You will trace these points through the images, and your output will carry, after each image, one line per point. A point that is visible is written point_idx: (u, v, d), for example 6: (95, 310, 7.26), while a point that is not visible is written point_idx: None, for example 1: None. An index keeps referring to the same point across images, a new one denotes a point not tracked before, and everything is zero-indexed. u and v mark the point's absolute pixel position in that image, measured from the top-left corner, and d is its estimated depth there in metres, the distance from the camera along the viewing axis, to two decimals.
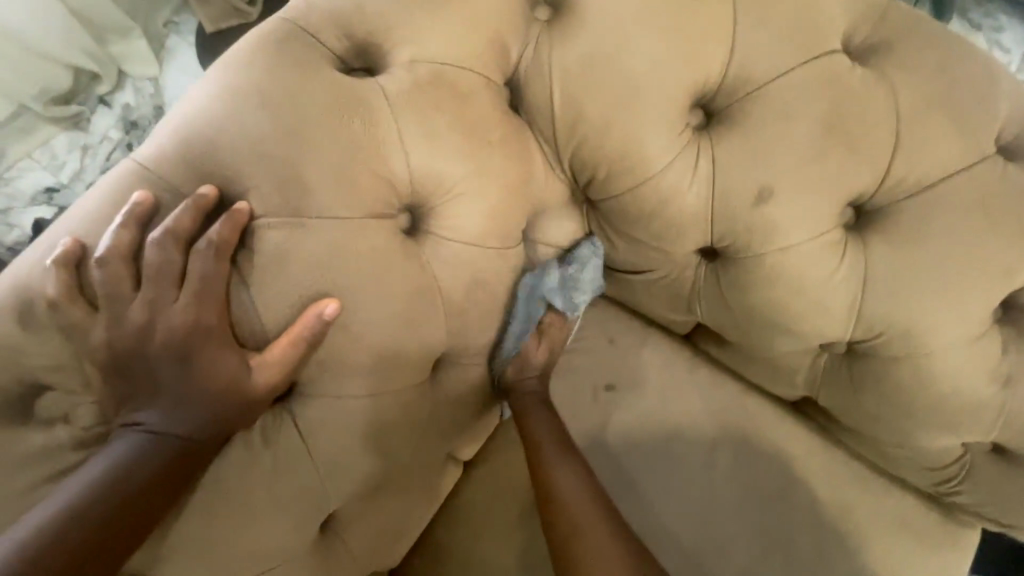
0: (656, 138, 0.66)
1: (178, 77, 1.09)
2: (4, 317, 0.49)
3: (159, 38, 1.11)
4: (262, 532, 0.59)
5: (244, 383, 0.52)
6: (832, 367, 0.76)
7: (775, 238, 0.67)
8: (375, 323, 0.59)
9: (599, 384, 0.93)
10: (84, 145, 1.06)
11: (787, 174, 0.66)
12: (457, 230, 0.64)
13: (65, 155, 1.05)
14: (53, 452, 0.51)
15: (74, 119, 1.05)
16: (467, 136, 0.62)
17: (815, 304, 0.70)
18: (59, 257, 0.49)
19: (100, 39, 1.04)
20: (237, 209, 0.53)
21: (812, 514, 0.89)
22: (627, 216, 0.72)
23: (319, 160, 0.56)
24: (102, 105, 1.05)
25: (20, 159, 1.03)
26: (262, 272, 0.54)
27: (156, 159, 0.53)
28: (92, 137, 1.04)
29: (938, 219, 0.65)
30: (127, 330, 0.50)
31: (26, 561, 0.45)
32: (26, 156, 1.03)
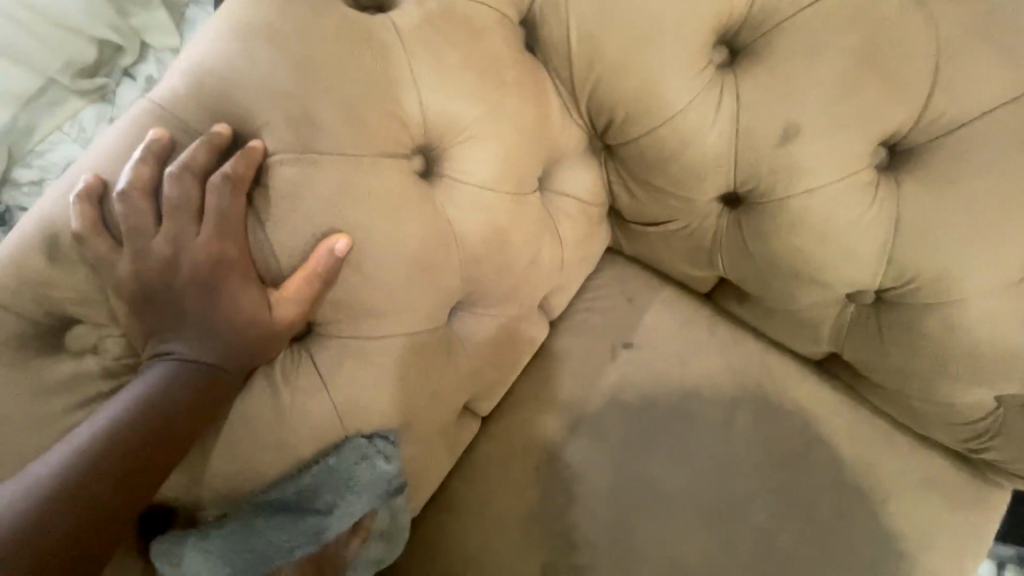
0: (677, 75, 0.64)
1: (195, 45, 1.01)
2: (32, 250, 0.50)
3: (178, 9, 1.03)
4: (284, 467, 0.61)
5: (263, 317, 0.53)
6: (858, 319, 0.74)
7: (802, 179, 0.65)
8: (389, 263, 0.59)
9: (616, 341, 0.93)
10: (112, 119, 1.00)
11: (816, 109, 0.62)
12: (471, 173, 0.63)
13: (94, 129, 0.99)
14: (84, 381, 0.52)
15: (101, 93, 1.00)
16: (480, 74, 0.61)
17: (842, 251, 0.67)
18: (81, 192, 0.50)
19: (122, 9, 0.98)
20: (250, 147, 0.53)
21: (833, 472, 0.87)
22: (646, 160, 0.70)
23: (331, 96, 0.55)
24: (128, 79, 1.00)
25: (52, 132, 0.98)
26: (277, 208, 0.54)
27: (172, 97, 0.53)
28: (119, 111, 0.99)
29: (980, 155, 0.61)
30: (150, 263, 0.50)
31: (70, 479, 0.48)
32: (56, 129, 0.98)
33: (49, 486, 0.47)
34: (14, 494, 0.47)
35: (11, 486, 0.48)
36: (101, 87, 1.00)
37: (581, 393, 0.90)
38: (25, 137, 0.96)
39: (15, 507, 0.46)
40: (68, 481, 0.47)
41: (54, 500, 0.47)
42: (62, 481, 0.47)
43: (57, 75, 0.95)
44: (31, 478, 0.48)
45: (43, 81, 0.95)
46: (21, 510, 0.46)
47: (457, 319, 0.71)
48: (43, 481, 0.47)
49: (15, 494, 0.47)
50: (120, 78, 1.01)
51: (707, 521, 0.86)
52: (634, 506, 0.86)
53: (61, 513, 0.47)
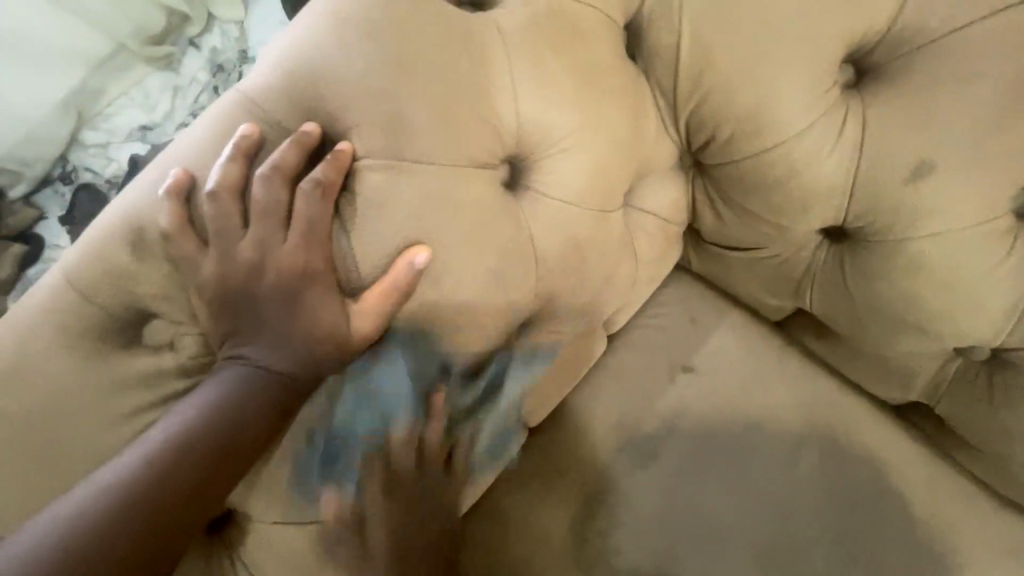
0: (796, 95, 0.58)
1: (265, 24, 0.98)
2: (118, 242, 0.49)
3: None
4: (342, 479, 0.58)
5: (342, 329, 0.51)
6: (965, 375, 0.68)
7: (927, 220, 0.58)
8: (469, 278, 0.56)
9: (676, 362, 0.88)
10: (176, 87, 0.98)
11: (956, 146, 0.56)
12: (559, 186, 0.59)
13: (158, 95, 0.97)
14: (160, 377, 0.51)
15: (168, 61, 0.98)
16: (581, 83, 0.57)
17: (965, 302, 0.61)
18: (170, 187, 0.48)
19: None
20: (339, 150, 0.50)
21: (903, 527, 0.80)
22: (744, 184, 0.65)
23: (426, 99, 0.52)
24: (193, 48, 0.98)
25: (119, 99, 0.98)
26: (363, 215, 0.51)
27: (262, 91, 0.51)
28: (182, 79, 0.97)
29: None
30: (236, 266, 0.49)
31: (140, 487, 0.47)
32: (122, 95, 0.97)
33: (119, 493, 0.46)
34: (82, 498, 0.46)
35: (79, 490, 0.47)
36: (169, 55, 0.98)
37: (637, 416, 0.86)
38: (92, 103, 0.96)
39: (84, 515, 0.45)
40: (136, 490, 0.47)
41: (123, 510, 0.46)
42: (133, 489, 0.47)
43: (126, 39, 0.94)
44: (100, 481, 0.47)
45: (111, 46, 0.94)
46: (93, 516, 0.46)
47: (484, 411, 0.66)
48: (113, 488, 0.46)
49: (84, 500, 0.46)
50: (185, 48, 0.99)
51: (763, 566, 0.80)
52: (682, 541, 0.81)
53: (129, 524, 0.46)
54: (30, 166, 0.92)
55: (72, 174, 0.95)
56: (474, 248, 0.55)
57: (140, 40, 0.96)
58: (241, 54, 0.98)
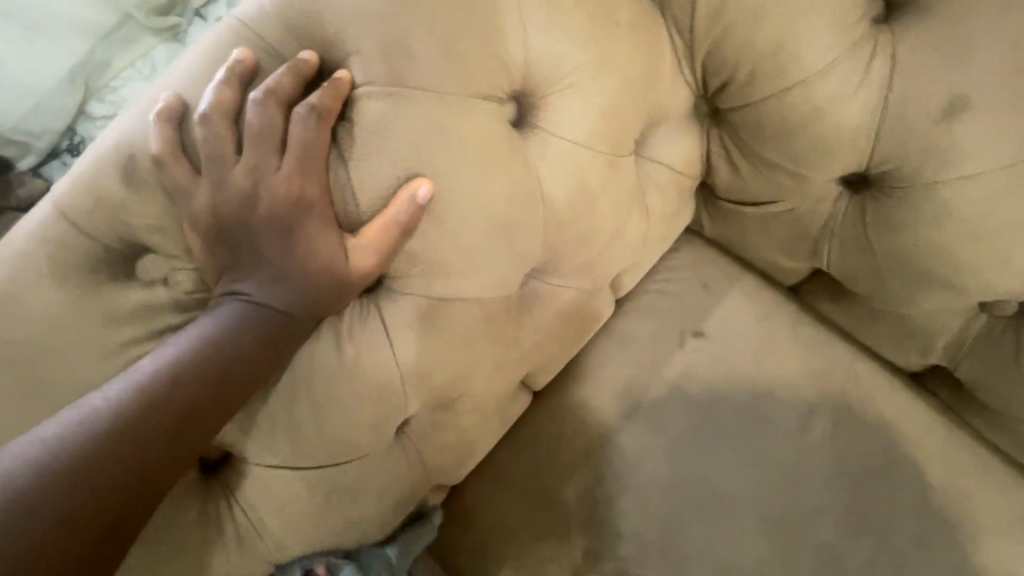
0: (821, 29, 0.55)
1: None
2: (110, 171, 0.47)
3: None
4: (342, 425, 0.57)
5: (340, 265, 0.49)
6: (990, 334, 0.66)
7: (957, 163, 0.55)
8: (473, 218, 0.54)
9: (686, 327, 0.85)
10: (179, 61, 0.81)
11: (990, 80, 0.53)
12: (568, 126, 0.57)
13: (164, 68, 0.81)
14: (155, 313, 0.50)
15: (174, 33, 0.82)
16: (594, 16, 0.55)
17: (995, 252, 0.58)
18: (162, 112, 0.46)
19: None
20: (338, 77, 0.48)
21: (919, 496, 0.78)
22: (763, 129, 0.62)
23: (430, 23, 0.49)
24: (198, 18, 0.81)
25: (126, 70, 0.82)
26: (362, 146, 0.49)
27: (257, 15, 0.49)
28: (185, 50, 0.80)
29: None
30: (230, 196, 0.47)
31: (126, 417, 0.46)
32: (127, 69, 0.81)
33: (107, 422, 0.45)
34: (70, 422, 0.45)
35: (67, 414, 0.46)
36: (175, 28, 0.82)
37: (644, 381, 0.83)
38: (102, 74, 0.80)
39: (69, 439, 0.45)
40: (122, 419, 0.46)
41: (106, 437, 0.45)
42: (118, 418, 0.46)
43: (132, 10, 0.79)
44: (88, 407, 0.46)
45: (118, 18, 0.80)
46: (79, 442, 0.45)
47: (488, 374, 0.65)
48: (99, 415, 0.46)
49: (71, 424, 0.45)
50: (192, 19, 0.82)
51: (770, 531, 0.78)
52: (689, 504, 0.79)
53: (112, 452, 0.45)
54: (37, 138, 0.79)
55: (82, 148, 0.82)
56: (465, 197, 0.53)
57: (146, 9, 0.80)
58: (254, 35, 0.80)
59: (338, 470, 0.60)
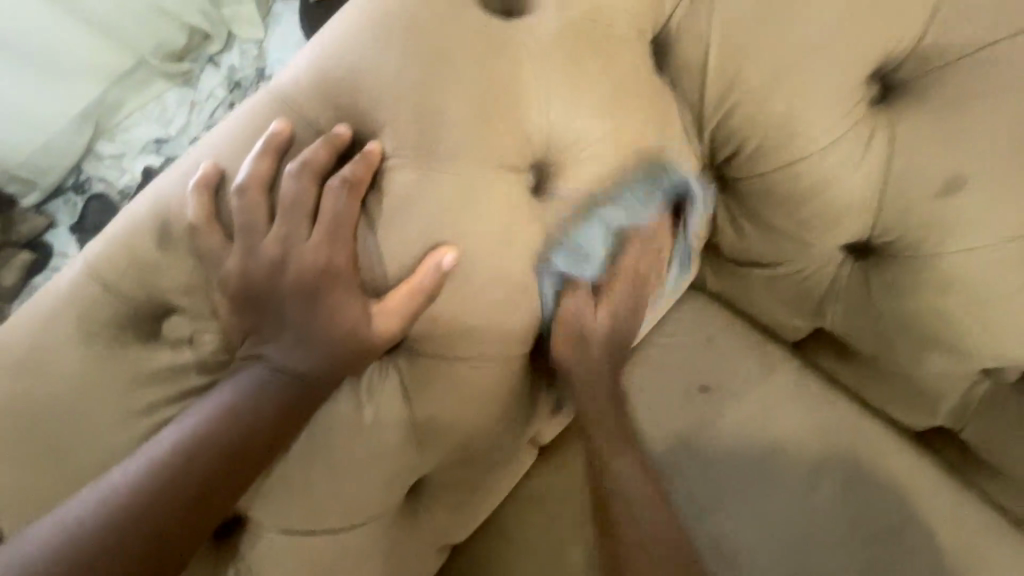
0: (824, 110, 0.58)
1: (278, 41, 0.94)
2: (145, 234, 0.48)
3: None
4: (356, 485, 0.57)
5: (364, 330, 0.50)
6: (994, 400, 0.67)
7: (956, 237, 0.58)
8: (493, 281, 0.55)
9: (693, 382, 0.85)
10: (191, 102, 0.93)
11: (984, 160, 0.56)
12: (583, 195, 0.59)
13: (174, 109, 0.92)
14: (179, 373, 0.50)
15: (184, 77, 0.94)
16: (612, 92, 0.57)
17: (995, 323, 0.60)
18: (200, 180, 0.48)
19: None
20: (369, 150, 0.50)
21: (928, 558, 0.77)
22: (769, 198, 0.65)
23: (459, 100, 0.52)
24: (210, 65, 0.94)
25: (136, 111, 0.94)
26: (390, 215, 0.51)
27: (295, 89, 0.51)
28: (198, 94, 0.92)
29: None
30: (261, 263, 0.48)
31: (145, 498, 0.45)
32: (140, 108, 0.93)
33: (127, 497, 0.45)
34: (89, 501, 0.45)
35: (86, 492, 0.46)
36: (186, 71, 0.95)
37: (651, 437, 0.83)
38: (111, 113, 0.94)
39: (88, 519, 0.44)
40: (141, 499, 0.45)
41: (122, 518, 0.45)
42: (138, 496, 0.45)
43: (148, 55, 0.93)
44: (107, 484, 0.46)
45: (134, 62, 0.94)
46: (99, 520, 0.44)
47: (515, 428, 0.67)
48: (119, 494, 0.45)
49: (91, 503, 0.45)
50: (203, 63, 0.95)
51: None
52: None
53: (129, 534, 0.45)
54: (42, 176, 0.90)
55: (86, 185, 0.91)
56: (487, 263, 0.54)
57: (160, 55, 0.94)
58: (256, 72, 0.93)
59: (350, 533, 0.59)
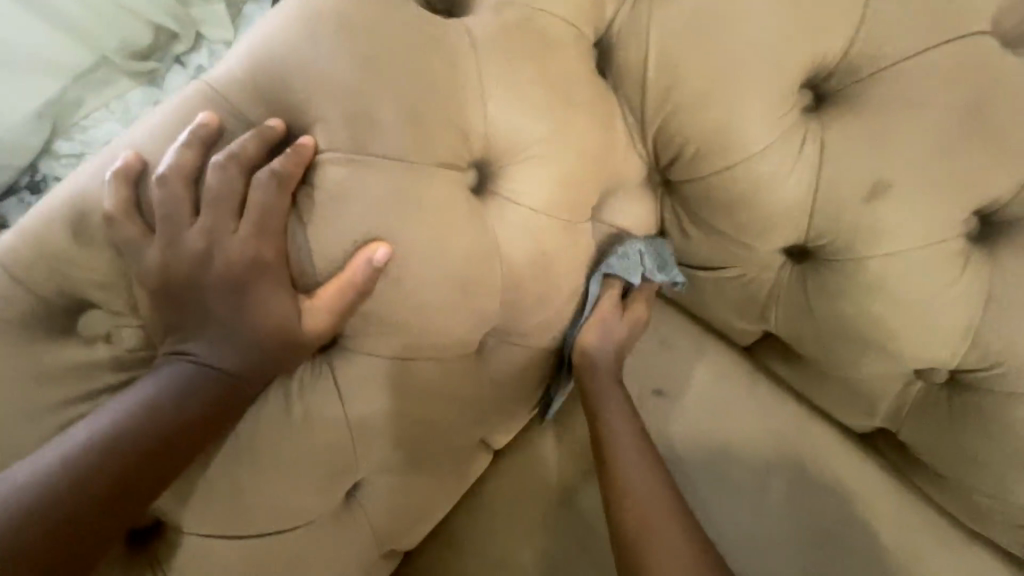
0: (759, 116, 0.60)
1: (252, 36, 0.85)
2: (59, 225, 0.46)
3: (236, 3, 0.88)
4: (287, 488, 0.55)
5: (293, 327, 0.49)
6: (926, 400, 0.69)
7: (884, 240, 0.60)
8: (431, 279, 0.55)
9: (645, 386, 0.86)
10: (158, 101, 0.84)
11: (907, 166, 0.58)
12: (524, 194, 0.59)
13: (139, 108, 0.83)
14: (94, 370, 0.48)
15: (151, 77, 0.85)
16: (552, 92, 0.58)
17: (922, 323, 0.62)
18: (119, 170, 0.46)
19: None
20: (300, 143, 0.49)
21: (872, 559, 0.77)
22: (710, 201, 0.66)
23: (395, 95, 0.52)
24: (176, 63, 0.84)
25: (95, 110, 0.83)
26: (321, 210, 0.50)
27: (225, 81, 0.50)
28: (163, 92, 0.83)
29: None
30: (183, 256, 0.47)
31: (57, 492, 0.43)
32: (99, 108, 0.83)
33: (36, 493, 0.43)
34: None
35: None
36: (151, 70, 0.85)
37: None
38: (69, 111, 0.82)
39: None
40: (54, 491, 0.43)
41: (29, 514, 0.42)
42: (45, 495, 0.43)
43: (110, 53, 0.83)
44: (12, 481, 0.43)
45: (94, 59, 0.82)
46: (1, 517, 0.42)
47: (460, 429, 0.66)
48: (27, 489, 0.43)
49: None
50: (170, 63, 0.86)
51: None
52: None
53: (33, 536, 0.42)
54: None
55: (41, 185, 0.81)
56: (424, 260, 0.54)
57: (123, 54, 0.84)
58: None
59: (281, 536, 0.57)
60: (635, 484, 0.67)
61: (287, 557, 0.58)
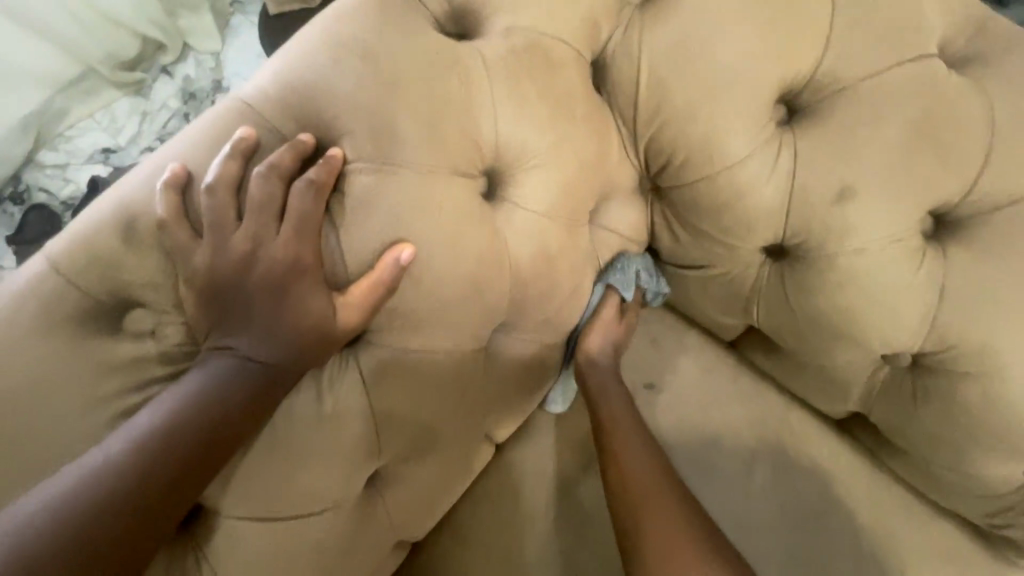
0: (740, 128, 0.67)
1: (237, 58, 1.06)
2: (111, 231, 0.50)
3: (221, 16, 1.07)
4: (316, 474, 0.59)
5: (329, 322, 0.53)
6: (892, 383, 0.76)
7: (852, 238, 0.67)
8: (449, 278, 0.60)
9: (638, 379, 0.91)
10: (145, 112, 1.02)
11: (869, 172, 0.66)
12: (531, 200, 0.65)
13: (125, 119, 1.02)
14: (141, 364, 0.52)
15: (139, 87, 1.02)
16: (555, 108, 0.64)
17: (888, 313, 0.69)
18: (168, 180, 0.51)
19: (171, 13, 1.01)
20: (330, 155, 0.54)
21: (848, 533, 0.84)
22: (697, 205, 0.72)
23: (416, 111, 0.57)
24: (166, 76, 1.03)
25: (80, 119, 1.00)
26: (351, 216, 0.55)
27: (260, 99, 0.55)
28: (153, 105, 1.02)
29: (1010, 235, 0.66)
30: (229, 258, 0.51)
31: (122, 477, 0.47)
32: (87, 117, 1.00)
33: (103, 478, 0.46)
34: (63, 485, 0.46)
35: (54, 480, 0.46)
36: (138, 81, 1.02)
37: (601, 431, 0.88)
38: (51, 123, 0.98)
39: (61, 500, 0.45)
40: (120, 477, 0.47)
41: (98, 498, 0.46)
42: (111, 481, 0.46)
43: (98, 65, 0.97)
44: (79, 468, 0.47)
45: (84, 70, 0.97)
46: (73, 500, 0.45)
47: (470, 419, 0.71)
48: (95, 475, 0.46)
49: (66, 485, 0.46)
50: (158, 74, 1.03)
51: None
52: None
53: (103, 518, 0.46)
54: None
55: (23, 195, 0.97)
56: (442, 261, 0.59)
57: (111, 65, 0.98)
58: (212, 85, 1.04)
59: (308, 521, 0.61)
60: (631, 463, 0.74)
61: (313, 541, 0.62)
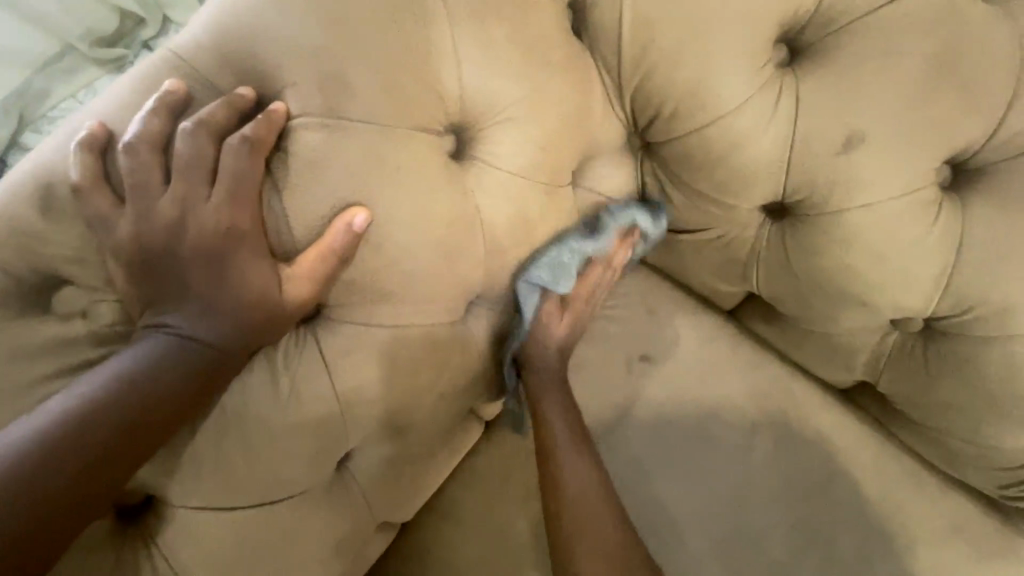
0: (734, 72, 0.60)
1: None
2: (25, 200, 0.45)
3: None
4: (274, 459, 0.55)
5: (274, 295, 0.49)
6: (903, 350, 0.70)
7: (860, 193, 0.61)
8: (412, 245, 0.54)
9: (633, 352, 0.85)
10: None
11: (880, 116, 0.59)
12: (502, 158, 0.59)
13: None
14: (71, 346, 0.48)
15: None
16: (527, 52, 0.57)
17: (898, 274, 0.64)
18: (85, 141, 0.46)
19: None
20: (272, 110, 0.48)
21: (856, 508, 0.79)
22: (689, 161, 0.66)
23: (367, 57, 0.50)
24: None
25: None
26: (296, 177, 0.49)
27: (191, 48, 0.49)
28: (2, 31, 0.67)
29: None
30: (156, 225, 0.46)
31: (38, 457, 0.43)
32: None
33: (16, 458, 0.43)
34: None
35: None
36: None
37: (591, 407, 0.83)
38: None
39: None
40: (36, 457, 0.43)
41: (11, 478, 0.42)
42: (25, 461, 0.43)
43: None
44: None
45: None
46: None
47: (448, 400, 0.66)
48: (8, 454, 0.43)
49: None
50: None
51: (718, 553, 0.77)
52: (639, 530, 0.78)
53: (16, 497, 0.42)
54: None
55: None
56: (405, 228, 0.54)
57: None
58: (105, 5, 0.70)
59: (269, 507, 0.57)
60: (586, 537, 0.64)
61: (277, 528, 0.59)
